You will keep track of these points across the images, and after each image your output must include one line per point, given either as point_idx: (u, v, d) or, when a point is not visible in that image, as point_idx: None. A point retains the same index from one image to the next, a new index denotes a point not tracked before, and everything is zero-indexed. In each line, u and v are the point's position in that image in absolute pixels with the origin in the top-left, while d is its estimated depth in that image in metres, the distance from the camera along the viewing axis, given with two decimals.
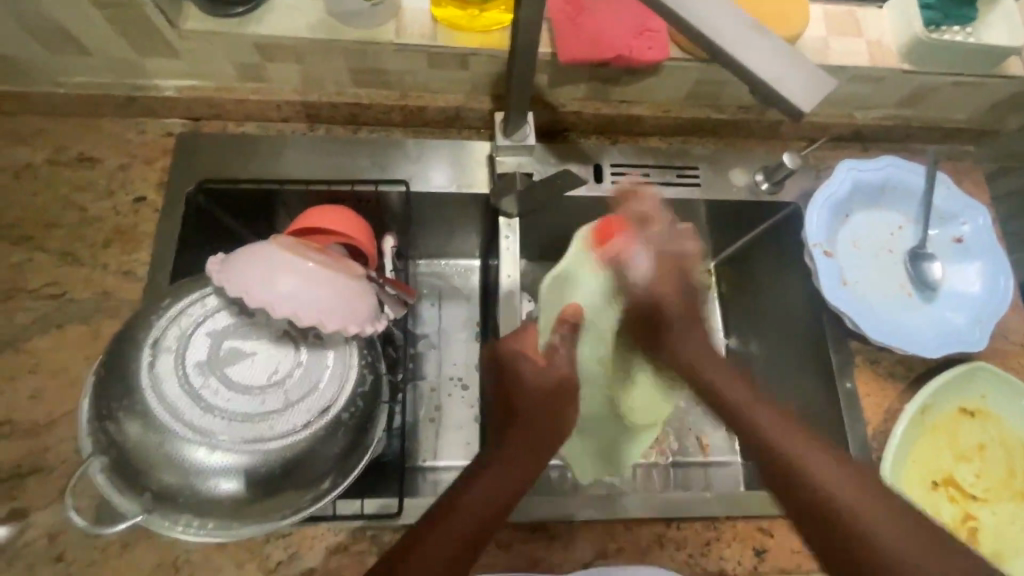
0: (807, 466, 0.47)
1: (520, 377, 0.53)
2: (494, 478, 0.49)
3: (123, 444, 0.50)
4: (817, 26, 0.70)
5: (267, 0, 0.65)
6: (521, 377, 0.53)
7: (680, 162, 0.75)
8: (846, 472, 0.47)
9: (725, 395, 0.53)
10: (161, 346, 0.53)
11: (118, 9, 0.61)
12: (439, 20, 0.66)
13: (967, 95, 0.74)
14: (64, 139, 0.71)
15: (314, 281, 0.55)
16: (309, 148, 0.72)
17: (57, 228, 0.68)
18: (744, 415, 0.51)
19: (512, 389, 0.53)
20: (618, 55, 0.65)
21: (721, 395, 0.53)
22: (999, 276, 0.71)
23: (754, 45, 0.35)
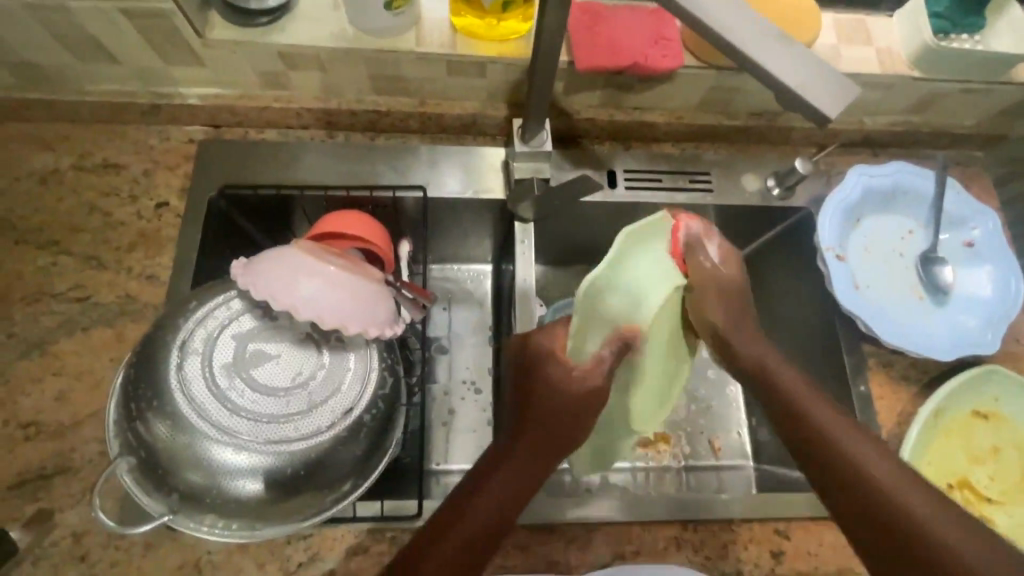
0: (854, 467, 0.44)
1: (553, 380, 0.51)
2: (516, 471, 0.49)
3: (151, 445, 0.51)
4: (828, 34, 0.71)
5: (290, 11, 0.67)
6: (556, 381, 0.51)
7: (693, 168, 0.76)
8: (892, 472, 0.44)
9: (783, 390, 0.48)
10: (187, 348, 0.54)
11: (147, 20, 0.63)
12: (457, 29, 0.68)
13: (975, 101, 0.75)
14: (90, 145, 0.73)
15: (337, 285, 0.56)
16: (328, 154, 0.73)
17: (81, 233, 0.70)
18: (798, 412, 0.47)
19: (538, 389, 0.51)
20: (634, 63, 0.66)
21: (780, 390, 0.48)
22: (1010, 280, 0.72)
23: (780, 54, 0.36)
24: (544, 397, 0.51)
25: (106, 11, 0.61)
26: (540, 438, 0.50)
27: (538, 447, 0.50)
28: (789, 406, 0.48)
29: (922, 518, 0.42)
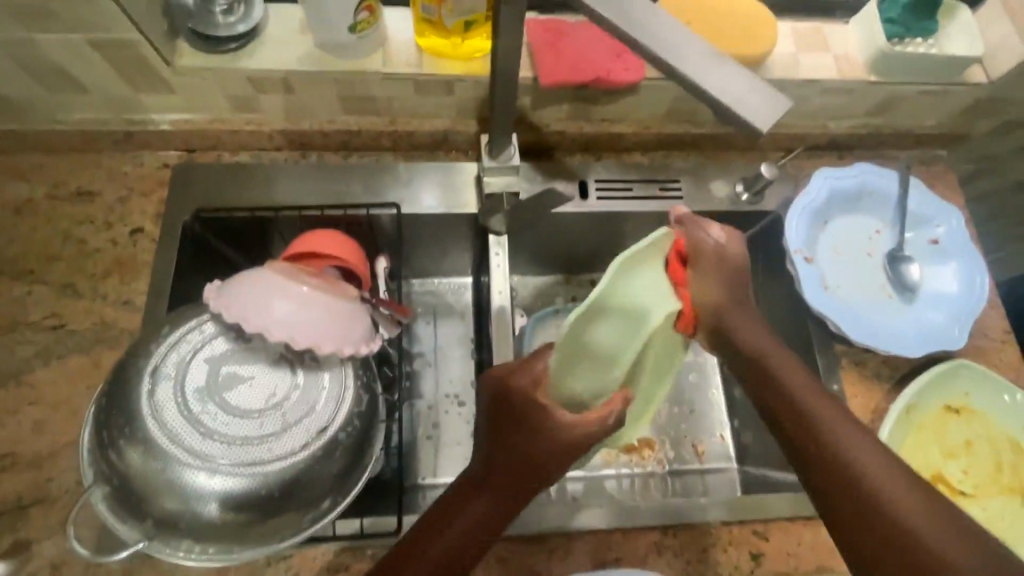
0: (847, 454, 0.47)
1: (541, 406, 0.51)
2: (497, 491, 0.48)
3: (124, 472, 0.51)
4: (786, 43, 0.73)
5: (258, 36, 0.68)
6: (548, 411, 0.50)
7: (663, 176, 0.77)
8: (872, 454, 0.47)
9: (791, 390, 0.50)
10: (160, 374, 0.54)
11: (114, 50, 0.64)
12: (423, 49, 0.69)
13: (933, 103, 0.77)
14: (63, 174, 0.73)
15: (309, 305, 0.56)
16: (302, 175, 0.74)
17: (56, 262, 0.70)
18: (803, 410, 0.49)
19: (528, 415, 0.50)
20: (597, 77, 0.68)
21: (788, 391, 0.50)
22: (975, 276, 0.73)
23: (713, 72, 0.38)
24: (524, 426, 0.50)
25: (74, 44, 0.62)
26: (520, 469, 0.49)
27: (520, 478, 0.49)
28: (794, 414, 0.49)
29: (913, 512, 0.44)
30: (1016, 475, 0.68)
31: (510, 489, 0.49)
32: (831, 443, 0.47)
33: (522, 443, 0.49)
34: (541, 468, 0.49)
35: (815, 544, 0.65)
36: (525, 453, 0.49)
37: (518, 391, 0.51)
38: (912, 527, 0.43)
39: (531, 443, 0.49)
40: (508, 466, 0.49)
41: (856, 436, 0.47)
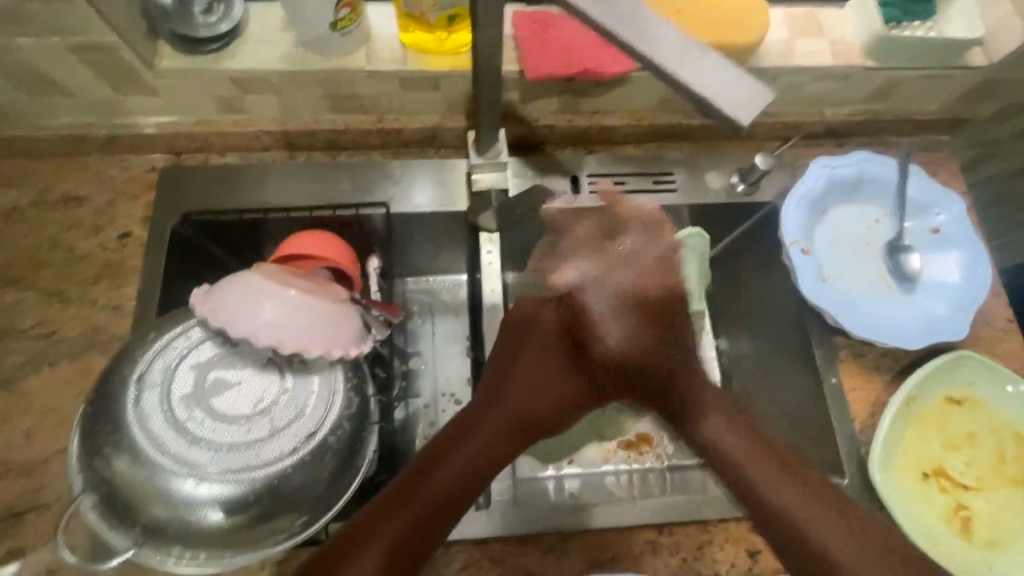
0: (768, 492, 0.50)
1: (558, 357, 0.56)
2: (488, 440, 0.52)
3: (112, 480, 0.51)
4: (780, 29, 0.71)
5: (239, 36, 0.67)
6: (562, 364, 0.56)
7: (656, 168, 0.76)
8: (798, 494, 0.50)
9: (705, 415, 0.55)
10: (146, 381, 0.54)
11: (94, 54, 0.63)
12: (408, 44, 0.68)
13: (933, 87, 0.75)
14: (50, 180, 0.73)
15: (296, 308, 0.55)
16: (290, 175, 0.73)
17: (44, 268, 0.70)
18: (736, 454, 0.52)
19: (535, 363, 0.56)
20: (585, 69, 0.66)
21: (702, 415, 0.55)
22: (977, 264, 0.72)
23: (692, 62, 0.36)
24: (541, 369, 0.55)
25: (52, 48, 0.62)
26: (511, 423, 0.53)
27: (516, 425, 0.53)
28: (725, 454, 0.53)
29: (844, 553, 0.47)
30: (1020, 467, 0.67)
31: (499, 442, 0.53)
32: (729, 451, 0.52)
33: (520, 393, 0.54)
34: (533, 408, 0.54)
35: None
36: (524, 392, 0.54)
37: (528, 347, 0.57)
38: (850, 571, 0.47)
39: (519, 392, 0.54)
40: (500, 418, 0.53)
41: (781, 482, 0.50)
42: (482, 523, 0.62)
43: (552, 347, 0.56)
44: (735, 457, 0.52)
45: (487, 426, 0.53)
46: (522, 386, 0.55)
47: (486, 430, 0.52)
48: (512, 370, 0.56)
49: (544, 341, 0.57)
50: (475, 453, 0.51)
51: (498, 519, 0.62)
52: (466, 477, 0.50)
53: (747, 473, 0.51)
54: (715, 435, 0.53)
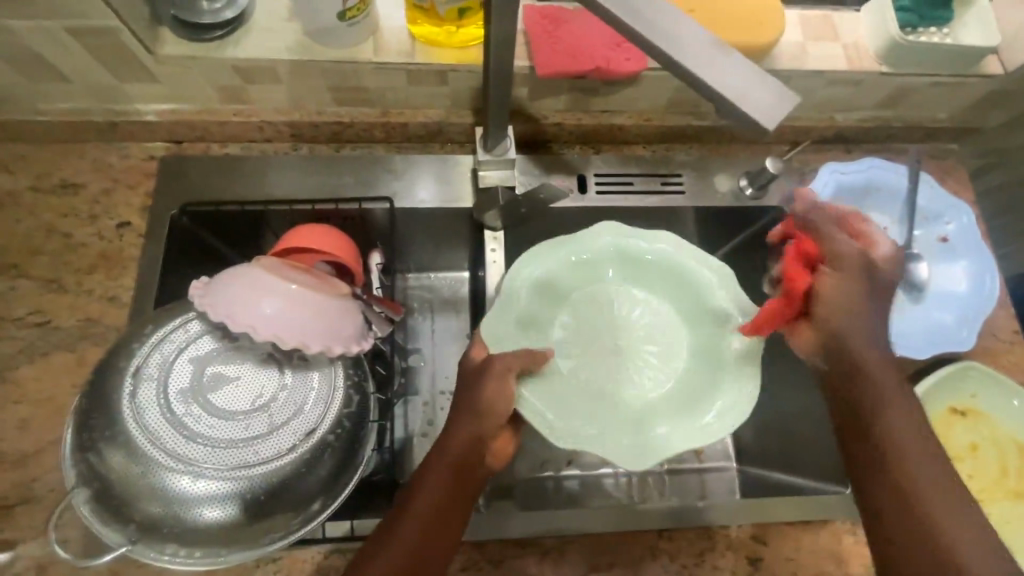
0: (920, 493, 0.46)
1: (480, 390, 0.52)
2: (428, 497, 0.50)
3: (105, 475, 0.50)
4: (794, 31, 0.70)
5: (243, 23, 0.65)
6: (484, 393, 0.52)
7: (663, 170, 0.75)
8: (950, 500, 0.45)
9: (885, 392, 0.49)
10: (142, 375, 0.53)
11: (93, 37, 0.61)
12: (416, 37, 0.66)
13: (947, 94, 0.74)
14: (47, 167, 0.71)
15: (296, 304, 0.54)
16: (292, 168, 0.72)
17: (40, 256, 0.68)
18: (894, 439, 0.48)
19: (467, 420, 0.52)
20: (596, 67, 0.65)
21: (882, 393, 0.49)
22: (986, 275, 0.71)
23: (714, 64, 0.35)
24: (475, 423, 0.52)
25: (51, 31, 0.60)
26: (449, 477, 0.51)
27: (450, 478, 0.51)
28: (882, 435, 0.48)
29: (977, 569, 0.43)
30: (1022, 479, 0.66)
31: (440, 497, 0.51)
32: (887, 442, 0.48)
33: (444, 452, 0.52)
34: (470, 461, 0.52)
35: (814, 549, 0.64)
36: (454, 447, 0.52)
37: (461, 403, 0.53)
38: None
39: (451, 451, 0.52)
40: (436, 471, 0.51)
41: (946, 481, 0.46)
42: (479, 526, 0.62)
43: (479, 405, 0.52)
44: (895, 435, 0.48)
45: (427, 483, 0.51)
46: (455, 440, 0.52)
47: (424, 489, 0.51)
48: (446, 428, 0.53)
49: (474, 381, 0.54)
50: (418, 514, 0.50)
51: (497, 522, 0.62)
52: (423, 537, 0.49)
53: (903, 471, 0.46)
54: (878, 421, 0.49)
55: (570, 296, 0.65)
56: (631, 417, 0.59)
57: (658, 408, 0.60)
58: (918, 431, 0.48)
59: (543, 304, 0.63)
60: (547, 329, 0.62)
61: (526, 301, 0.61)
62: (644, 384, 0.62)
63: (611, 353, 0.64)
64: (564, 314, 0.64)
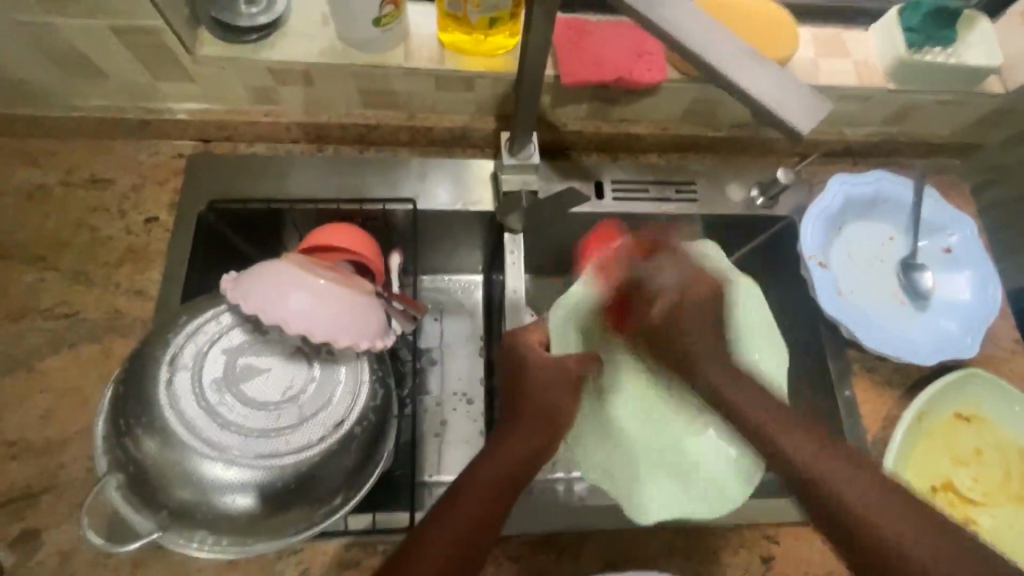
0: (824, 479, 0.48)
1: (551, 400, 0.56)
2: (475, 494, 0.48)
3: (139, 461, 0.51)
4: (806, 48, 0.73)
5: (279, 27, 0.68)
6: (555, 405, 0.56)
7: (678, 178, 0.77)
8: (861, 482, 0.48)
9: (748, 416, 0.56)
10: (177, 364, 0.54)
11: (135, 36, 0.63)
12: (445, 44, 0.69)
13: (951, 112, 0.77)
14: (77, 162, 0.73)
15: (326, 299, 0.55)
16: (317, 168, 0.74)
17: (69, 248, 0.69)
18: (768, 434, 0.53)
19: (541, 422, 0.54)
20: (619, 77, 0.68)
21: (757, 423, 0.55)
22: (988, 285, 0.74)
23: (752, 72, 0.38)
24: (537, 431, 0.53)
25: (96, 30, 0.62)
26: (506, 476, 0.50)
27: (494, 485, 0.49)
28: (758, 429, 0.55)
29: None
30: None
31: (489, 503, 0.48)
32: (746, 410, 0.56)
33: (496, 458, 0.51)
34: (527, 465, 0.51)
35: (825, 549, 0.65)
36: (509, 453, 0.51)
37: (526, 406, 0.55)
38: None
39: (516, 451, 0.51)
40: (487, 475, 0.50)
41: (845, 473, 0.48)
42: None
43: (546, 415, 0.55)
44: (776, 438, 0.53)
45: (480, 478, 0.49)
46: (523, 441, 0.52)
47: (475, 488, 0.48)
48: (509, 432, 0.53)
49: (550, 391, 0.57)
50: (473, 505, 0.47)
51: (518, 517, 0.63)
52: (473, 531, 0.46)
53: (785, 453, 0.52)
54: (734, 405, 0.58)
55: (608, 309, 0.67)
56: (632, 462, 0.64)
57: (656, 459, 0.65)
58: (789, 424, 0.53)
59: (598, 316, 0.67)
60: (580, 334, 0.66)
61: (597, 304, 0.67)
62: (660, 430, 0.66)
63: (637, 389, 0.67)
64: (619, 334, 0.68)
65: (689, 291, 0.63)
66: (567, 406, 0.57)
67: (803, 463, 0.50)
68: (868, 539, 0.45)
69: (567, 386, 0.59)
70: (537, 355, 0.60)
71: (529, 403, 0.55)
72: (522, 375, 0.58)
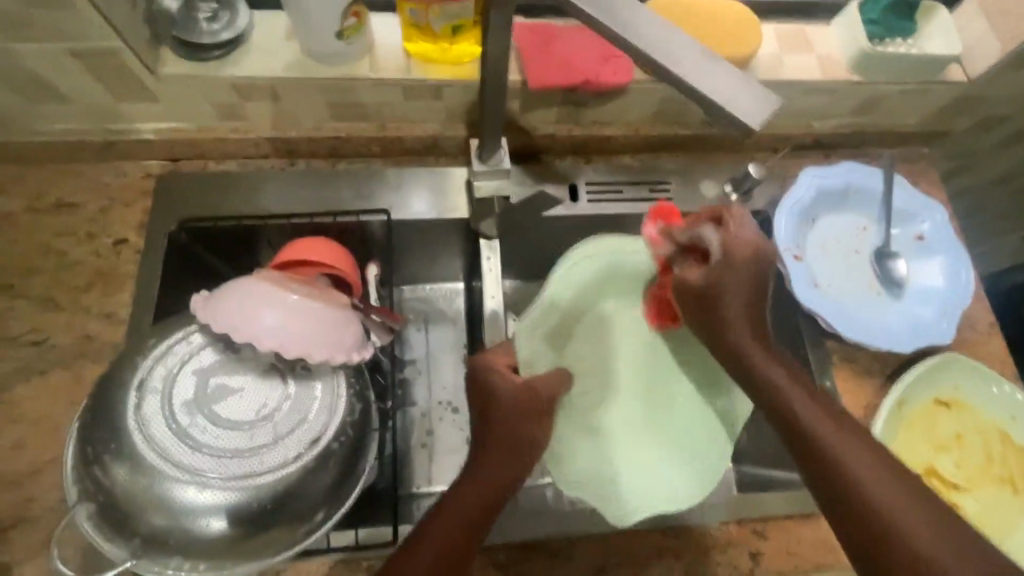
0: (820, 436, 0.49)
1: (529, 427, 0.53)
2: (463, 512, 0.50)
3: (110, 488, 0.50)
4: (770, 44, 0.74)
5: (242, 43, 0.67)
6: (532, 433, 0.53)
7: (652, 177, 0.78)
8: (860, 450, 0.49)
9: (776, 382, 0.52)
10: (146, 388, 0.53)
11: (93, 58, 0.62)
12: (411, 54, 0.69)
13: (916, 101, 0.78)
14: (43, 186, 0.72)
15: (298, 314, 0.55)
16: (288, 183, 0.73)
17: (37, 274, 0.68)
18: (789, 403, 0.51)
19: (506, 455, 0.52)
20: (586, 80, 0.68)
21: (776, 387, 0.51)
22: (961, 271, 0.74)
23: (704, 70, 0.38)
24: (506, 464, 0.51)
25: (53, 53, 0.61)
26: (479, 508, 0.50)
27: (484, 503, 0.50)
28: (794, 419, 0.50)
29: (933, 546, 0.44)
30: (1007, 465, 0.69)
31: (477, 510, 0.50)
32: (772, 384, 0.52)
33: (485, 479, 0.51)
34: (499, 497, 0.51)
35: (813, 542, 0.65)
36: (490, 469, 0.51)
37: (492, 433, 0.52)
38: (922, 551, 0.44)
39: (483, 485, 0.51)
40: (478, 485, 0.51)
41: (845, 440, 0.49)
42: (483, 531, 0.62)
43: (517, 448, 0.52)
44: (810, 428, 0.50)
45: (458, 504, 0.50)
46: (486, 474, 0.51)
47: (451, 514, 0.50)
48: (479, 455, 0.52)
49: (524, 417, 0.53)
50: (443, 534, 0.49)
51: (505, 527, 0.62)
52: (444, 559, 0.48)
53: (780, 408, 0.51)
54: (776, 385, 0.51)
55: (578, 296, 0.62)
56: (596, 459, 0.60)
57: (631, 444, 0.60)
58: (817, 403, 0.51)
59: (573, 316, 0.62)
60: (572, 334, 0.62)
61: (565, 307, 0.62)
62: (629, 425, 0.61)
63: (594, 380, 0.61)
64: (587, 328, 0.62)
65: (731, 258, 0.52)
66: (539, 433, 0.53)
67: (811, 424, 0.50)
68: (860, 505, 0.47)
69: (534, 413, 0.54)
70: (506, 379, 0.55)
71: (496, 433, 0.52)
72: (489, 402, 0.54)
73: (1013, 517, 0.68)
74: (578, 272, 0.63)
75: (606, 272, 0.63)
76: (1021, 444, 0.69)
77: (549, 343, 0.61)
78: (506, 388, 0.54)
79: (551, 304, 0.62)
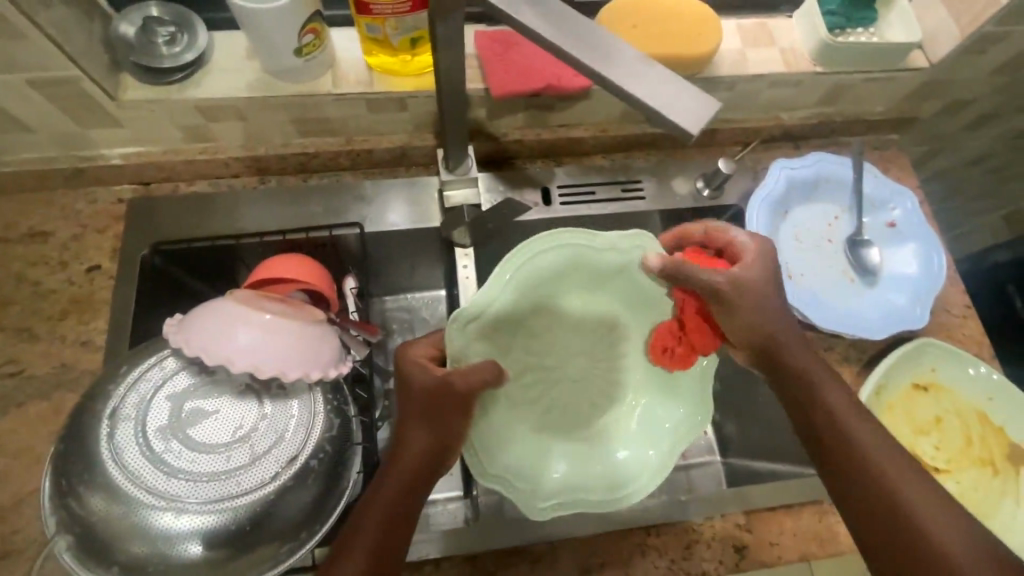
0: (845, 425, 0.53)
1: (444, 421, 0.52)
2: (392, 503, 0.51)
3: (87, 518, 0.50)
4: (732, 39, 0.74)
5: (203, 63, 0.67)
6: (449, 427, 0.52)
7: (624, 177, 0.78)
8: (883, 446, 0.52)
9: (804, 373, 0.55)
10: (119, 416, 0.53)
11: (53, 88, 0.62)
12: (373, 67, 0.69)
13: (881, 89, 0.78)
14: (13, 217, 0.71)
15: (271, 333, 0.54)
16: (260, 200, 0.73)
17: (11, 306, 0.68)
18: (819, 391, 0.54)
19: (427, 445, 0.52)
20: (549, 84, 0.68)
21: (801, 375, 0.55)
22: (932, 254, 0.75)
23: (640, 76, 0.38)
24: (427, 452, 0.52)
25: (14, 85, 0.61)
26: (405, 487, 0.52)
27: (407, 494, 0.52)
28: (826, 411, 0.54)
29: (942, 529, 0.48)
30: (987, 446, 0.70)
31: (403, 500, 0.52)
32: (799, 368, 0.55)
33: (405, 470, 0.52)
34: (421, 483, 0.52)
35: (796, 531, 0.66)
36: (406, 461, 0.52)
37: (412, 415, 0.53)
38: (935, 534, 0.48)
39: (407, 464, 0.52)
40: (397, 480, 0.52)
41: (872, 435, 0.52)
42: (471, 539, 0.62)
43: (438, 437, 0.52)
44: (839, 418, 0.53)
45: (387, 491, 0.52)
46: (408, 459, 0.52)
47: (382, 503, 0.51)
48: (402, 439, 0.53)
49: (439, 409, 0.52)
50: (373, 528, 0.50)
51: (492, 533, 0.62)
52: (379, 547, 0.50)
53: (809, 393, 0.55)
54: (805, 375, 0.55)
55: (527, 291, 0.62)
56: (550, 440, 0.65)
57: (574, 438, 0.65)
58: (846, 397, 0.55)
59: (517, 313, 0.62)
60: (523, 327, 0.64)
61: (502, 307, 0.60)
62: (609, 411, 0.67)
63: (538, 371, 0.67)
64: (532, 322, 0.65)
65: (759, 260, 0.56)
66: (458, 423, 0.52)
67: (840, 414, 0.53)
68: (885, 489, 0.50)
69: (454, 405, 0.52)
70: (425, 370, 0.53)
71: (412, 417, 0.52)
72: (409, 386, 0.53)
73: (995, 496, 0.68)
74: (516, 277, 0.59)
75: (566, 264, 0.62)
76: (999, 424, 0.70)
77: (485, 337, 0.60)
78: (424, 379, 0.52)
79: (481, 310, 0.58)
